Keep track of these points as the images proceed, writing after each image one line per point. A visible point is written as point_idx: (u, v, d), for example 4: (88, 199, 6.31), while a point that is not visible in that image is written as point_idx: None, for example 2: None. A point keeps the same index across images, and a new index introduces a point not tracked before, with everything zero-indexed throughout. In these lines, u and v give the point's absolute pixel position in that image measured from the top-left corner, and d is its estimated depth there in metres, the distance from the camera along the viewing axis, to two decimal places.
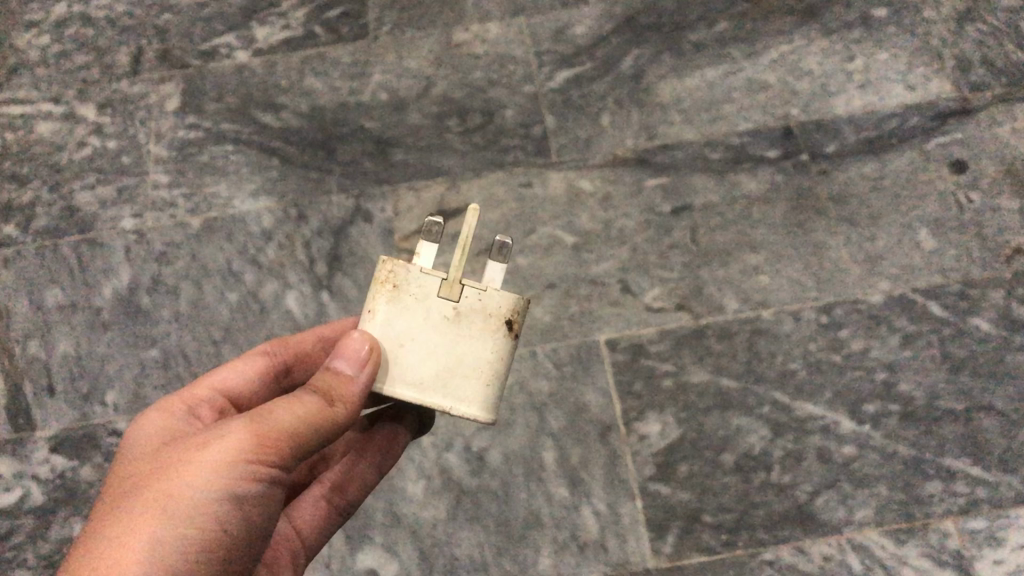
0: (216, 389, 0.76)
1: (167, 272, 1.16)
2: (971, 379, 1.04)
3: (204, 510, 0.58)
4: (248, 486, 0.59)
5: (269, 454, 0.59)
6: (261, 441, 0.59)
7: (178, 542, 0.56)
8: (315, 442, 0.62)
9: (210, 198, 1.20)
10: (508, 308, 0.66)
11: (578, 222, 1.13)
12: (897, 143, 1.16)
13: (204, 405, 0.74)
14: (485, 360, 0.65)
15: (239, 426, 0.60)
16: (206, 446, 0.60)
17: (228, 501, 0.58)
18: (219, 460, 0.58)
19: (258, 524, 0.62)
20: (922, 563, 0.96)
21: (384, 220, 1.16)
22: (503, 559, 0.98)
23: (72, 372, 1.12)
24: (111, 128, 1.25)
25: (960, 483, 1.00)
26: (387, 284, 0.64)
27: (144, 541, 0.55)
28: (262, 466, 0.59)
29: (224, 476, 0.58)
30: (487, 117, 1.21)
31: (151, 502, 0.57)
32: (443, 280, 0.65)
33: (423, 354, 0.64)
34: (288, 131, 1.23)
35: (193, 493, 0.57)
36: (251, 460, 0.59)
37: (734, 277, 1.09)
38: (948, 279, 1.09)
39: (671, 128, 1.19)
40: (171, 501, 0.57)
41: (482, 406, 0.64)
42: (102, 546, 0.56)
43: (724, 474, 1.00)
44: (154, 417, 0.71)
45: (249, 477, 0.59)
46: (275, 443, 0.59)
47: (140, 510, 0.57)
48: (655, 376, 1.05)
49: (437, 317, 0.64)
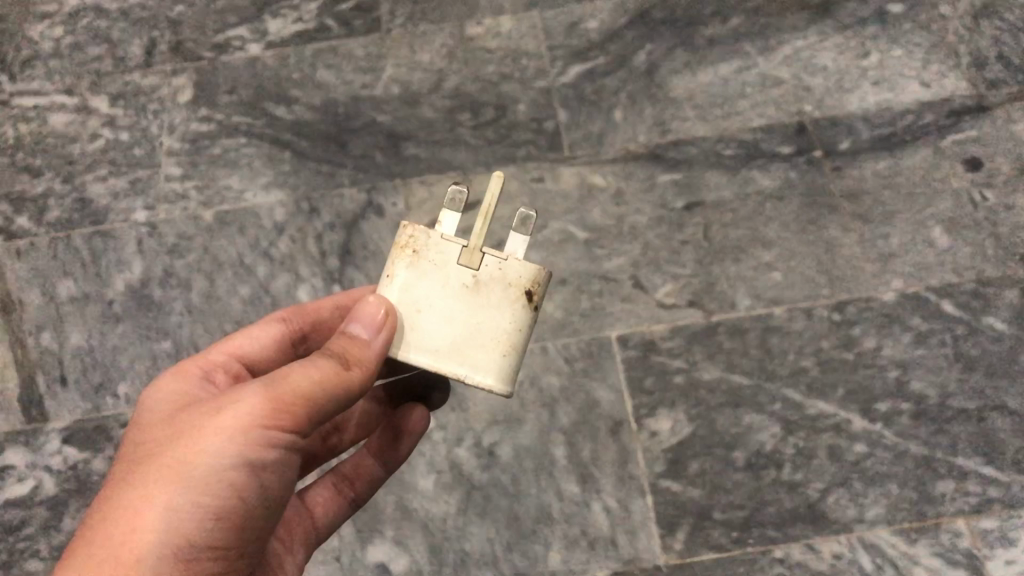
0: (230, 354, 0.77)
1: (179, 265, 1.16)
2: (984, 378, 1.04)
3: (219, 476, 0.59)
4: (263, 452, 0.60)
5: (285, 419, 0.60)
6: (275, 408, 0.59)
7: (193, 510, 0.58)
8: (330, 407, 0.62)
9: (222, 190, 1.20)
10: (528, 279, 0.65)
11: (590, 218, 1.13)
12: (911, 141, 1.16)
13: (219, 370, 0.74)
14: (503, 330, 0.64)
15: (255, 391, 0.60)
16: (221, 411, 0.60)
17: (243, 467, 0.59)
18: (234, 426, 0.59)
19: (273, 486, 0.63)
20: (932, 561, 0.96)
21: (395, 215, 1.16)
22: (513, 554, 0.98)
23: (84, 364, 1.12)
24: (124, 120, 1.26)
25: (972, 482, 0.99)
26: (408, 249, 0.65)
27: (161, 507, 0.57)
28: (277, 431, 0.60)
29: (239, 444, 0.59)
30: (500, 111, 1.21)
31: (166, 468, 0.58)
32: (463, 247, 0.65)
33: (439, 321, 0.63)
34: (300, 124, 1.23)
35: (208, 460, 0.58)
36: (265, 427, 0.59)
37: (746, 273, 1.09)
38: (961, 278, 1.08)
39: (684, 123, 1.19)
40: (187, 468, 0.58)
41: (499, 378, 0.63)
42: (119, 511, 0.57)
43: (735, 471, 1.00)
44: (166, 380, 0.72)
45: (264, 443, 0.59)
46: (290, 407, 0.60)
47: (156, 475, 0.58)
48: (665, 372, 1.04)
49: (456, 285, 0.64)
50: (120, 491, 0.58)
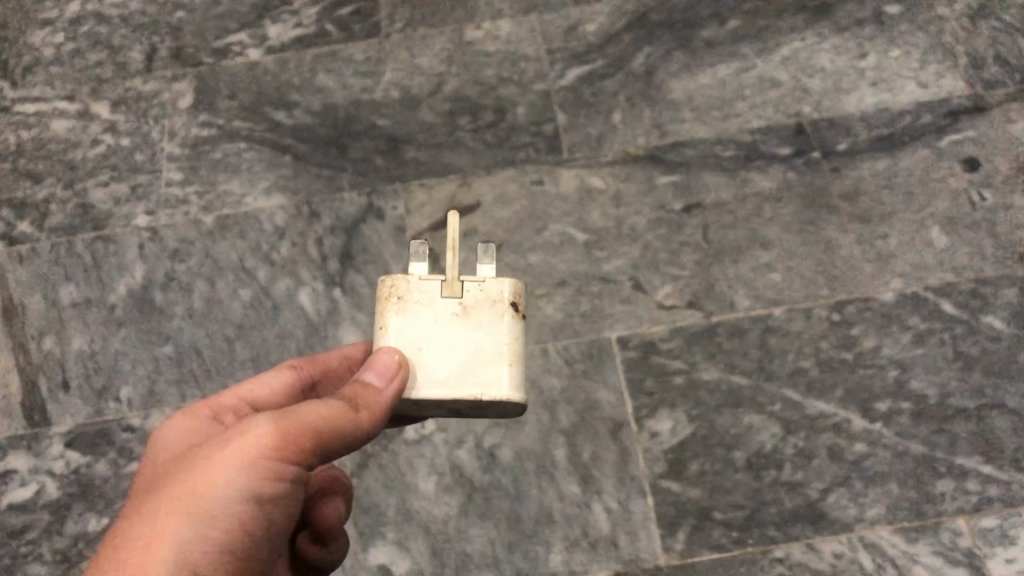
0: (242, 398, 0.77)
1: (181, 269, 1.16)
2: (983, 377, 1.04)
3: (226, 509, 0.58)
4: (270, 485, 0.59)
5: (292, 452, 0.59)
6: (282, 439, 0.59)
7: (200, 541, 0.57)
8: (337, 446, 0.62)
9: (223, 195, 1.21)
10: (510, 293, 0.66)
11: (590, 220, 1.14)
12: (910, 141, 1.16)
13: (230, 412, 0.75)
14: (503, 344, 0.65)
15: (263, 423, 0.60)
16: (229, 443, 0.60)
17: (249, 500, 0.59)
18: (241, 457, 0.59)
19: (280, 524, 0.62)
20: (932, 561, 0.95)
21: (395, 218, 1.17)
22: (514, 556, 0.98)
23: (86, 369, 1.12)
24: (125, 126, 1.26)
25: (972, 481, 0.99)
26: (392, 299, 0.66)
27: (170, 538, 0.56)
28: (285, 462, 0.59)
29: (247, 475, 0.58)
30: (498, 115, 1.22)
31: (174, 500, 0.58)
32: (443, 280, 0.66)
33: (441, 352, 0.64)
34: (300, 129, 1.23)
35: (214, 492, 0.58)
36: (273, 458, 0.59)
37: (745, 274, 1.10)
38: (960, 278, 1.08)
39: (683, 125, 1.19)
40: (194, 500, 0.58)
41: (513, 386, 0.64)
42: (129, 544, 0.57)
43: (735, 472, 1.00)
44: (176, 427, 0.72)
45: (271, 475, 0.59)
46: (297, 440, 0.59)
47: (163, 507, 0.58)
48: (665, 373, 1.05)
49: (446, 316, 0.65)
50: (130, 525, 0.58)
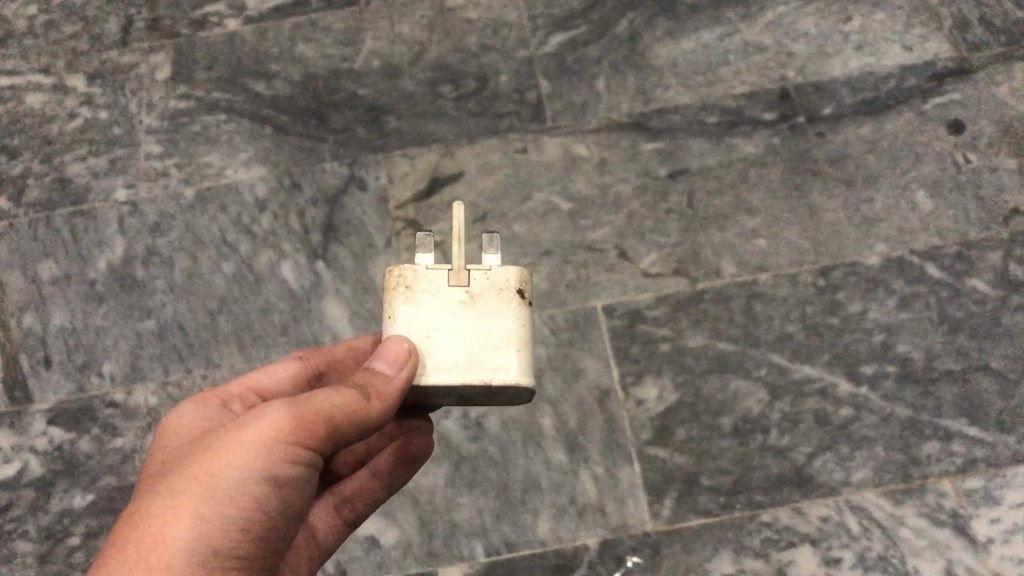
0: (247, 386, 0.78)
1: (161, 243, 1.15)
2: (969, 340, 1.03)
3: (244, 490, 0.58)
4: (285, 467, 0.60)
5: (306, 437, 0.60)
6: (298, 424, 0.59)
7: (219, 520, 0.57)
8: (349, 433, 0.62)
9: (203, 168, 1.19)
10: (516, 280, 0.66)
11: (574, 188, 1.14)
12: (895, 105, 1.16)
13: (235, 400, 0.76)
14: (510, 330, 0.65)
15: (278, 408, 0.60)
16: (245, 426, 0.60)
17: (266, 482, 0.59)
18: (260, 439, 0.59)
19: (293, 507, 0.62)
20: (919, 522, 0.94)
21: (378, 189, 1.16)
22: (502, 525, 0.97)
23: (68, 345, 1.11)
24: (102, 99, 1.24)
25: (957, 443, 0.98)
26: (399, 288, 0.65)
27: (188, 517, 0.56)
28: (300, 446, 0.60)
29: (263, 457, 0.59)
30: (481, 83, 1.21)
31: (191, 480, 0.58)
32: (450, 269, 0.66)
33: (450, 340, 0.64)
34: (280, 99, 1.22)
35: (233, 473, 0.58)
36: (288, 442, 0.59)
37: (730, 241, 1.09)
38: (945, 241, 1.08)
39: (667, 91, 1.18)
40: (213, 480, 0.58)
41: (521, 370, 0.64)
42: (148, 521, 0.56)
43: (721, 437, 0.99)
44: (191, 408, 0.73)
45: (285, 459, 0.60)
46: (313, 425, 0.60)
47: (181, 487, 0.58)
48: (651, 341, 1.04)
49: (453, 304, 0.65)
50: (147, 505, 0.57)
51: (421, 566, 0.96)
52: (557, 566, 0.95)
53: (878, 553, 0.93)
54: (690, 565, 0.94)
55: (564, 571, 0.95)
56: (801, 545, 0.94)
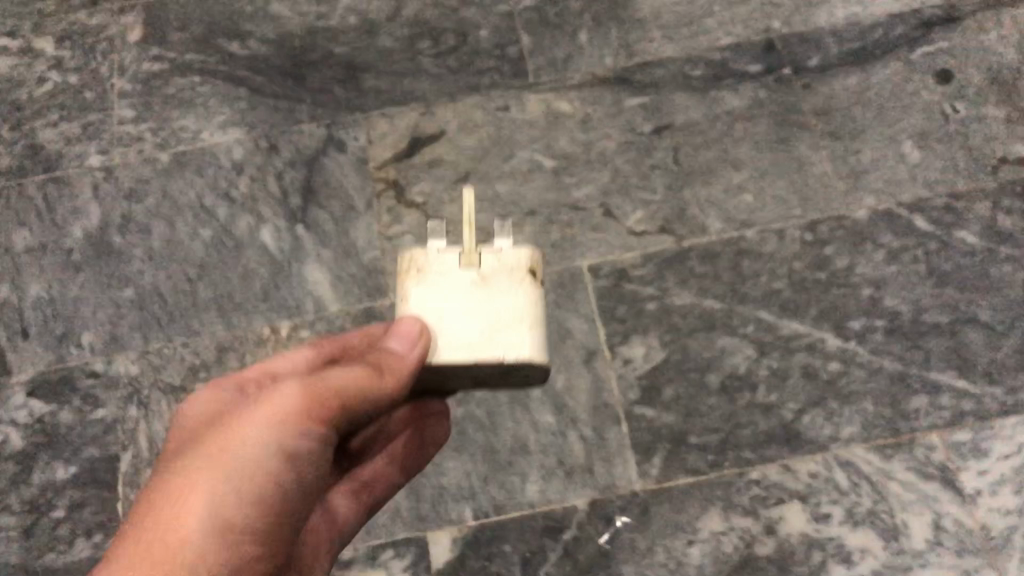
0: (262, 369, 0.73)
1: (138, 210, 1.13)
2: (958, 292, 1.02)
3: (261, 466, 0.62)
4: (299, 443, 0.63)
5: (321, 413, 0.63)
6: (312, 400, 0.63)
7: (232, 494, 0.61)
8: (362, 409, 0.65)
9: (179, 131, 1.17)
10: (528, 260, 0.66)
11: (558, 145, 1.12)
12: (882, 54, 1.14)
13: (253, 382, 0.71)
14: (523, 308, 0.64)
15: (292, 385, 0.64)
16: (260, 406, 0.63)
17: (280, 457, 0.62)
18: (271, 415, 0.62)
19: (308, 482, 0.66)
20: (907, 477, 0.93)
21: (357, 149, 1.14)
22: (490, 487, 0.96)
23: (45, 315, 1.09)
24: (72, 63, 1.21)
25: (945, 396, 0.97)
26: (412, 271, 0.66)
27: (203, 489, 0.60)
28: (314, 422, 0.63)
29: (277, 432, 0.62)
30: (460, 39, 1.19)
31: (209, 454, 0.62)
32: (461, 251, 0.66)
33: (462, 319, 0.64)
34: (256, 59, 1.19)
35: (250, 449, 0.62)
36: (303, 420, 0.63)
37: (716, 197, 1.08)
38: (933, 192, 1.06)
39: (651, 45, 1.16)
40: (228, 455, 0.62)
41: (534, 347, 0.62)
42: (165, 492, 0.61)
43: (709, 395, 0.98)
44: (205, 393, 0.69)
45: (302, 434, 0.63)
46: (326, 400, 0.63)
47: (199, 459, 0.62)
48: (638, 300, 1.03)
49: (464, 286, 0.65)
50: (167, 477, 0.62)
51: (409, 531, 0.95)
52: (546, 527, 0.94)
53: (867, 508, 0.92)
54: (678, 524, 0.93)
55: (552, 532, 0.94)
56: (790, 502, 0.93)
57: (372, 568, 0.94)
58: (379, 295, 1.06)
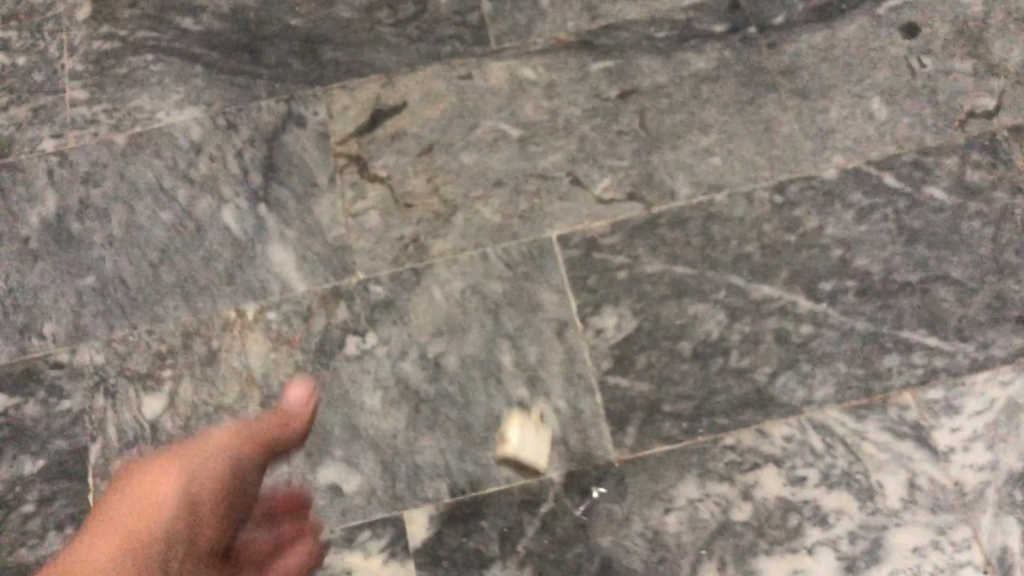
0: (181, 475, 0.80)
1: (95, 194, 1.10)
2: (928, 250, 1.01)
3: (159, 544, 0.73)
4: (167, 534, 0.73)
5: (182, 527, 0.74)
6: (142, 518, 0.73)
7: (179, 538, 0.74)
8: (196, 518, 0.76)
9: (134, 112, 1.14)
10: None
11: (522, 113, 1.11)
12: (847, 11, 1.12)
13: (192, 481, 0.79)
14: None
15: (141, 506, 0.75)
16: (153, 508, 0.75)
17: (163, 544, 0.72)
18: (147, 502, 0.76)
19: (194, 556, 0.74)
20: (881, 437, 0.93)
21: (318, 124, 1.11)
22: (465, 464, 0.95)
23: (5, 306, 1.07)
24: (18, 44, 1.19)
25: (917, 354, 0.97)
26: None
27: (158, 523, 0.74)
28: (164, 542, 0.72)
29: (157, 538, 0.72)
30: (419, 7, 1.17)
31: (150, 505, 0.76)
32: None
33: None
34: (210, 35, 1.17)
35: (182, 505, 0.76)
36: (145, 540, 0.72)
37: (685, 161, 1.07)
38: (902, 149, 1.06)
39: (614, 7, 1.15)
40: (162, 507, 0.75)
41: None
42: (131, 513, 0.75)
43: (682, 362, 0.98)
44: (148, 479, 0.78)
45: (172, 532, 0.73)
46: (161, 517, 0.74)
47: (150, 501, 0.76)
48: (608, 269, 1.02)
49: None
50: (120, 515, 0.74)
51: (386, 511, 0.94)
52: (523, 502, 0.93)
53: (842, 470, 0.92)
54: (655, 493, 0.93)
55: (529, 506, 0.93)
56: (765, 466, 0.93)
57: (349, 550, 0.93)
58: (346, 273, 1.04)
